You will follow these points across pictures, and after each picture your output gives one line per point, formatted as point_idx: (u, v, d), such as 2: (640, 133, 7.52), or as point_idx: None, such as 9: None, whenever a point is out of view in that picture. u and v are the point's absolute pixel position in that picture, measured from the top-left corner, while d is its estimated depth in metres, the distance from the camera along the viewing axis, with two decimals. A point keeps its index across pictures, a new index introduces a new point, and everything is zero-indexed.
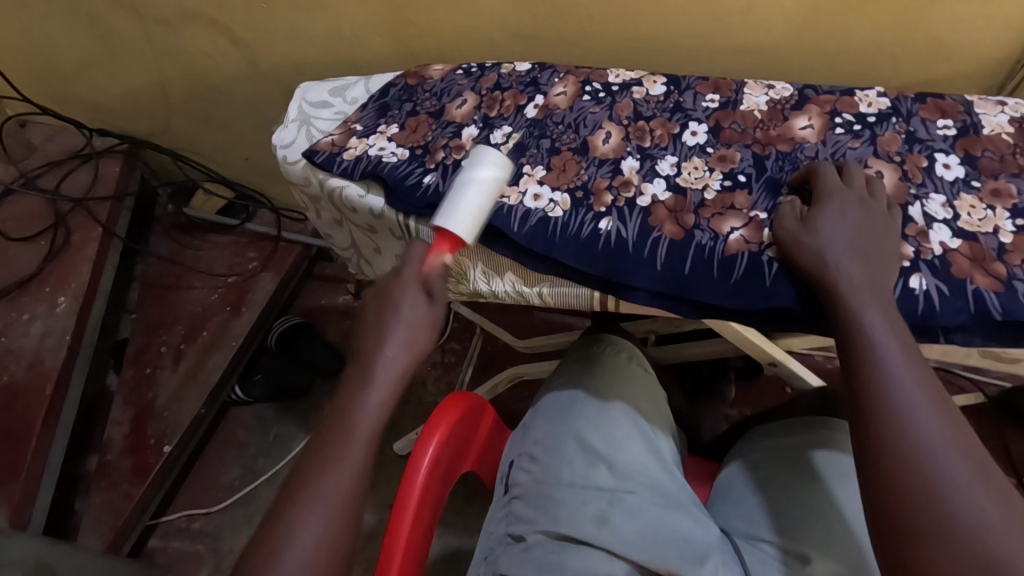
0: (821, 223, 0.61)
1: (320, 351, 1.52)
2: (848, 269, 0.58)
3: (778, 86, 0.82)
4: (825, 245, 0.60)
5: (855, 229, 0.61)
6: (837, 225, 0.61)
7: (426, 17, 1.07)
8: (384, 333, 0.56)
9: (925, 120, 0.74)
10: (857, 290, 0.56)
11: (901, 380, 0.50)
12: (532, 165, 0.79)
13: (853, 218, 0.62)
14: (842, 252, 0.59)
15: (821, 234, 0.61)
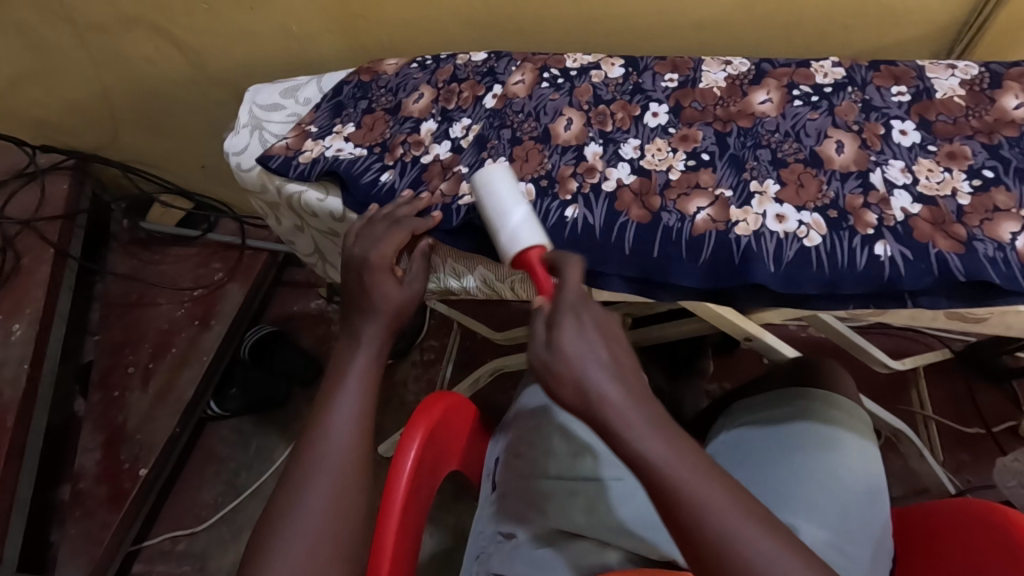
0: (564, 340, 0.50)
1: (295, 360, 1.50)
2: (609, 391, 0.47)
3: (735, 62, 0.82)
4: (578, 368, 0.48)
5: (598, 324, 0.51)
6: (583, 333, 0.50)
7: (376, 11, 1.03)
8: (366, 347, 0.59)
9: (880, 88, 0.75)
10: (628, 414, 0.47)
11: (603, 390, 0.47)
12: (494, 158, 0.77)
13: (590, 317, 0.51)
14: (598, 366, 0.48)
15: (572, 353, 0.49)
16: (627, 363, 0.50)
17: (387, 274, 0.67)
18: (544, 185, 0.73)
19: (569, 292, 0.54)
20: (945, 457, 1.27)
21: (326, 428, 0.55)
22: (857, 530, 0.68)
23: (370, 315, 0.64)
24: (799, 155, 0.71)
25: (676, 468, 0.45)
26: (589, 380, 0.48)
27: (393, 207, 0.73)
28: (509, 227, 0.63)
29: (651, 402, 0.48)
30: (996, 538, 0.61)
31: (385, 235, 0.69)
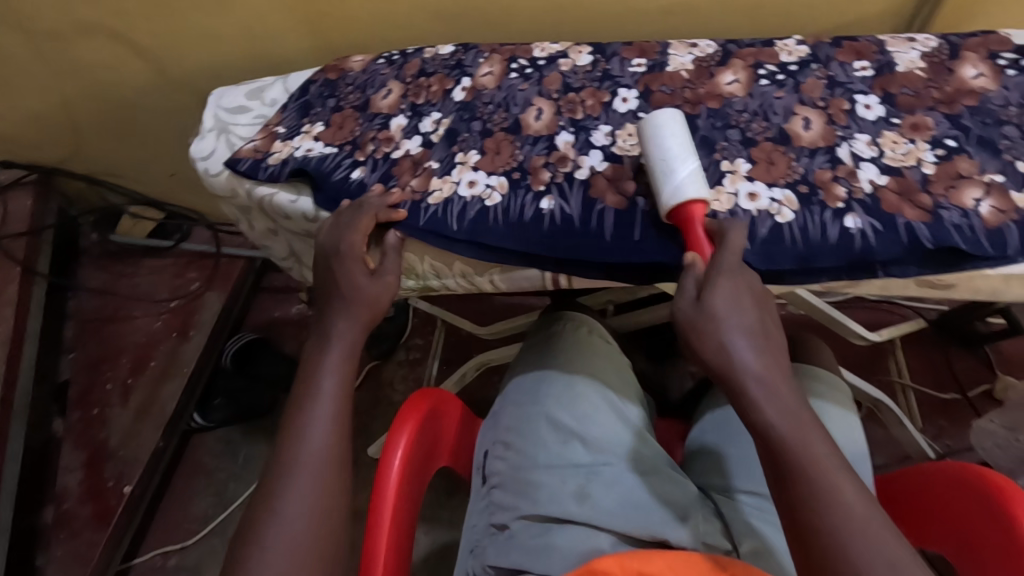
0: (717, 300, 0.54)
1: (277, 367, 1.47)
2: (748, 358, 0.53)
3: (701, 44, 0.82)
4: (722, 330, 0.53)
5: (747, 297, 0.55)
6: (734, 301, 0.54)
7: (341, 8, 1.02)
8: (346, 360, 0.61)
9: (843, 64, 0.76)
10: (765, 380, 0.52)
11: (743, 352, 0.53)
12: (465, 152, 0.77)
13: (739, 285, 0.56)
14: (742, 335, 0.53)
15: (713, 316, 0.54)
16: (769, 338, 0.54)
17: (358, 262, 0.67)
18: (517, 177, 0.73)
19: (727, 258, 0.57)
20: (925, 424, 1.30)
21: (303, 433, 0.55)
22: None
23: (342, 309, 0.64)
24: (768, 133, 0.71)
25: (801, 433, 0.50)
26: (729, 344, 0.53)
27: (368, 200, 0.73)
28: (671, 174, 0.63)
29: (779, 375, 0.53)
30: (980, 499, 0.62)
31: (355, 222, 0.69)
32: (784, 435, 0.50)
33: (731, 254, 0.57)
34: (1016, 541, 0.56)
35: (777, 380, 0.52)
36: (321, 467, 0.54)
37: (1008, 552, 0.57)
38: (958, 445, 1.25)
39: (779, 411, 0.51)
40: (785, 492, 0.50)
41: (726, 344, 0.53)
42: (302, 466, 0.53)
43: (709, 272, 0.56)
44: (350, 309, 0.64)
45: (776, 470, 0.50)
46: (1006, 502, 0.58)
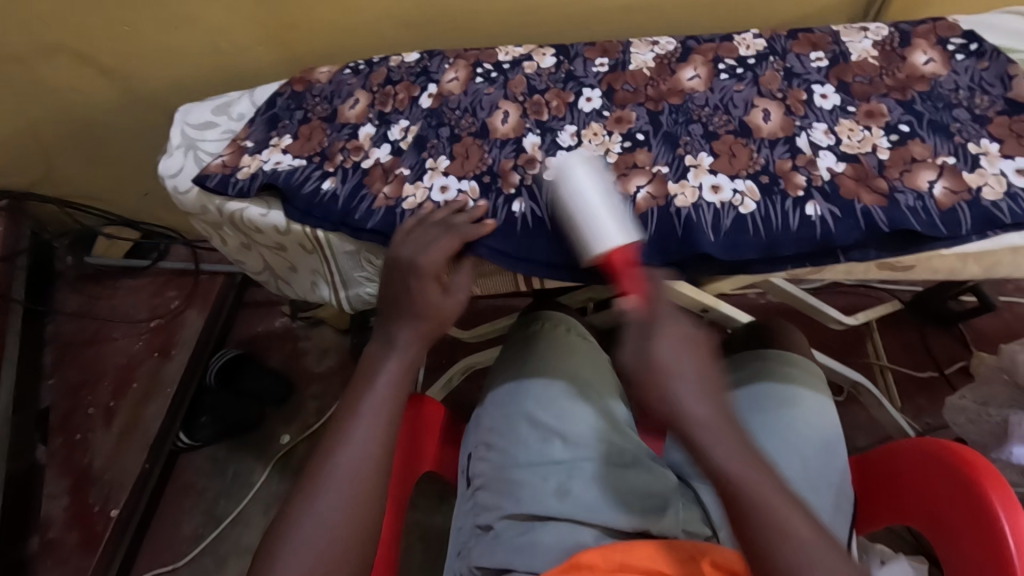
0: (658, 349, 0.53)
1: (263, 381, 1.47)
2: (695, 405, 0.52)
3: (662, 42, 0.84)
4: (666, 377, 0.53)
5: (687, 337, 0.55)
6: (675, 342, 0.54)
7: (307, 20, 1.02)
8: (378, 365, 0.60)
9: (799, 56, 0.78)
10: (711, 425, 0.52)
11: (688, 398, 0.52)
12: (434, 157, 0.77)
13: (680, 331, 0.55)
14: (685, 380, 0.53)
15: (656, 366, 0.53)
16: (710, 375, 0.54)
17: (434, 282, 0.64)
18: (486, 181, 0.74)
19: (657, 307, 0.57)
20: (905, 404, 1.32)
21: (340, 442, 0.55)
22: (819, 481, 0.71)
23: (407, 320, 0.63)
24: (729, 127, 0.73)
25: (753, 477, 0.49)
26: (670, 394, 0.52)
27: (439, 214, 0.69)
28: (591, 221, 0.60)
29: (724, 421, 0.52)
30: (949, 474, 0.64)
31: (437, 240, 0.66)
32: (737, 478, 0.50)
33: (665, 309, 0.57)
34: (985, 513, 0.58)
35: (720, 428, 0.51)
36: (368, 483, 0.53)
37: (974, 524, 0.60)
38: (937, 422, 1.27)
39: (725, 456, 0.51)
40: (742, 532, 0.49)
41: (667, 396, 0.52)
42: (345, 474, 0.53)
43: (647, 321, 0.56)
44: (411, 322, 0.62)
45: (733, 513, 0.50)
46: (975, 476, 0.60)
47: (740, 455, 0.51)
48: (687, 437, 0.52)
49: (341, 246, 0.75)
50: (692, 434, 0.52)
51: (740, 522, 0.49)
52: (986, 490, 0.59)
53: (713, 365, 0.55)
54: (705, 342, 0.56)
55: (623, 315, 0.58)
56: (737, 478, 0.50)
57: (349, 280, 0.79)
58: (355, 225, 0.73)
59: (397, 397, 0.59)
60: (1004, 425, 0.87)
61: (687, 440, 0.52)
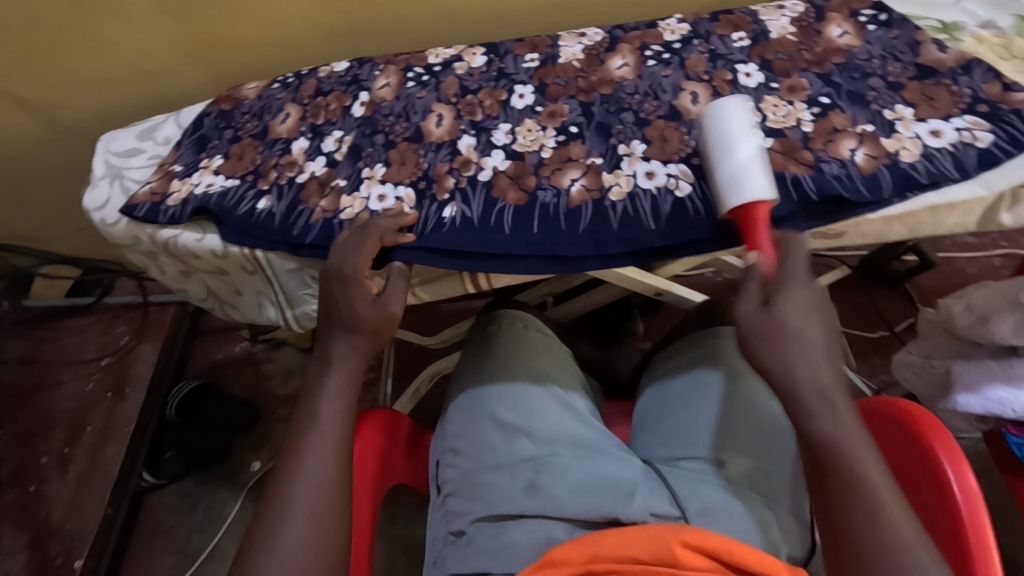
0: (787, 310, 0.53)
1: (228, 410, 1.41)
2: (809, 372, 0.51)
3: (589, 33, 0.84)
4: (791, 338, 0.52)
5: (812, 303, 0.54)
6: (806, 306, 0.53)
7: (231, 35, 0.99)
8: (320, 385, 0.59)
9: (722, 37, 0.80)
10: (827, 396, 0.50)
11: (798, 370, 0.51)
12: (370, 166, 0.76)
13: (810, 296, 0.54)
14: (806, 344, 0.51)
15: (786, 323, 0.52)
16: (829, 348, 0.53)
17: (362, 288, 0.62)
18: (423, 187, 0.73)
19: (790, 267, 0.56)
20: (861, 364, 1.37)
21: (294, 470, 0.54)
22: (779, 448, 0.72)
23: (341, 332, 0.61)
24: (660, 112, 0.74)
25: (859, 452, 0.49)
26: (786, 355, 0.51)
27: (374, 219, 0.68)
28: (736, 177, 0.61)
29: (836, 393, 0.51)
30: (892, 427, 0.65)
31: (358, 245, 0.65)
32: (847, 451, 0.49)
33: (801, 273, 0.56)
34: (928, 462, 0.61)
35: (841, 400, 0.50)
36: (329, 507, 0.52)
37: (918, 473, 0.62)
38: (892, 378, 1.32)
39: (833, 428, 0.49)
40: (833, 514, 0.49)
41: (783, 356, 0.51)
42: (304, 501, 0.52)
43: (776, 282, 0.55)
44: (348, 335, 0.61)
45: (827, 492, 0.49)
46: (919, 426, 0.62)
47: (850, 427, 0.50)
48: (796, 402, 0.51)
49: (283, 265, 0.73)
50: (801, 399, 0.51)
51: (835, 503, 0.49)
52: (930, 439, 0.61)
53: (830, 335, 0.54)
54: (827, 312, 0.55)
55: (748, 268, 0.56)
56: (845, 449, 0.49)
57: (295, 299, 0.77)
58: (294, 242, 0.71)
59: (343, 413, 0.57)
60: (947, 375, 0.91)
61: (797, 405, 0.51)
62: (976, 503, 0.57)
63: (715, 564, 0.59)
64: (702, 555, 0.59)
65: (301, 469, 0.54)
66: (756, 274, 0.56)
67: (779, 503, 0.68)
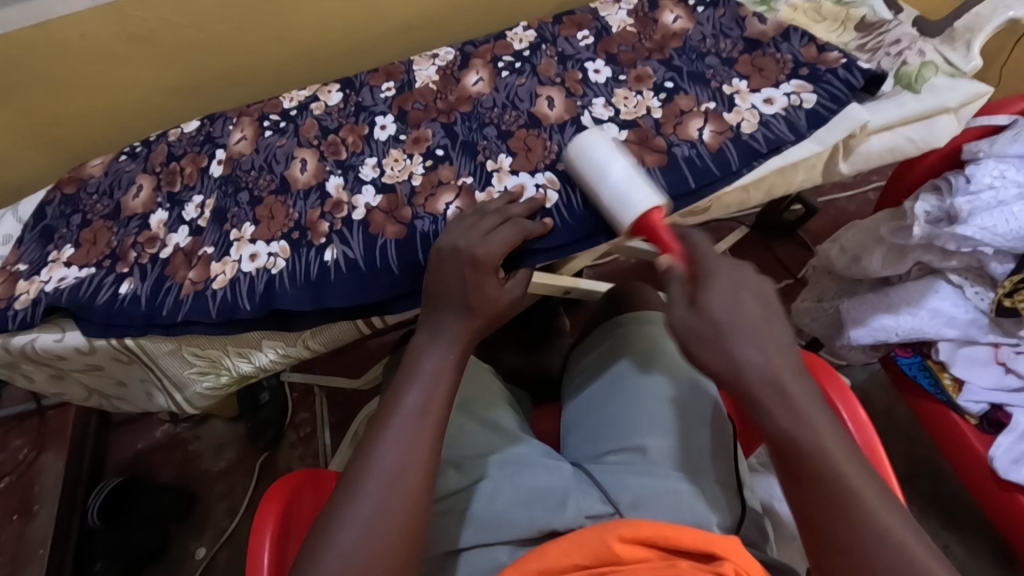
0: (713, 299, 0.48)
1: (157, 500, 1.26)
2: (755, 362, 0.46)
3: (441, 53, 0.84)
4: (730, 327, 0.47)
5: (744, 288, 0.49)
6: (729, 294, 0.48)
7: (65, 110, 0.92)
8: (415, 369, 0.56)
9: (568, 38, 0.81)
10: (779, 384, 0.45)
11: (754, 359, 0.46)
12: (238, 227, 0.72)
13: (741, 283, 0.49)
14: (747, 335, 0.46)
15: (721, 322, 0.47)
16: (777, 326, 0.48)
17: (491, 276, 0.58)
18: (297, 237, 0.70)
19: (710, 260, 0.51)
20: None
21: (375, 455, 0.51)
22: (697, 421, 0.72)
23: (435, 344, 0.57)
24: (520, 121, 0.75)
25: (819, 438, 0.44)
26: (730, 353, 0.46)
27: (506, 206, 0.65)
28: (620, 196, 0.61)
29: (786, 381, 0.45)
30: None
31: (496, 230, 0.62)
32: (811, 441, 0.44)
33: (683, 302, 0.49)
34: None
35: (793, 385, 0.45)
36: (403, 516, 0.49)
37: None
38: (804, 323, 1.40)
39: (789, 419, 0.45)
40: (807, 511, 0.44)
41: (726, 354, 0.46)
42: (375, 492, 0.49)
43: (700, 285, 0.50)
44: (463, 317, 0.57)
45: (797, 484, 0.44)
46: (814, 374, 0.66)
47: (806, 416, 0.45)
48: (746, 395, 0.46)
49: (158, 348, 0.68)
50: (752, 393, 0.45)
51: (811, 498, 0.44)
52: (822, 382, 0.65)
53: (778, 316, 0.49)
54: (762, 291, 0.50)
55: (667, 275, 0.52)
56: (807, 439, 0.44)
57: (181, 380, 0.72)
58: (166, 323, 0.67)
59: (434, 405, 0.54)
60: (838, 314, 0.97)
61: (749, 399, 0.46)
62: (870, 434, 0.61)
63: (659, 556, 0.55)
64: (644, 546, 0.55)
65: (368, 476, 0.50)
66: (678, 279, 0.51)
67: (705, 477, 0.68)
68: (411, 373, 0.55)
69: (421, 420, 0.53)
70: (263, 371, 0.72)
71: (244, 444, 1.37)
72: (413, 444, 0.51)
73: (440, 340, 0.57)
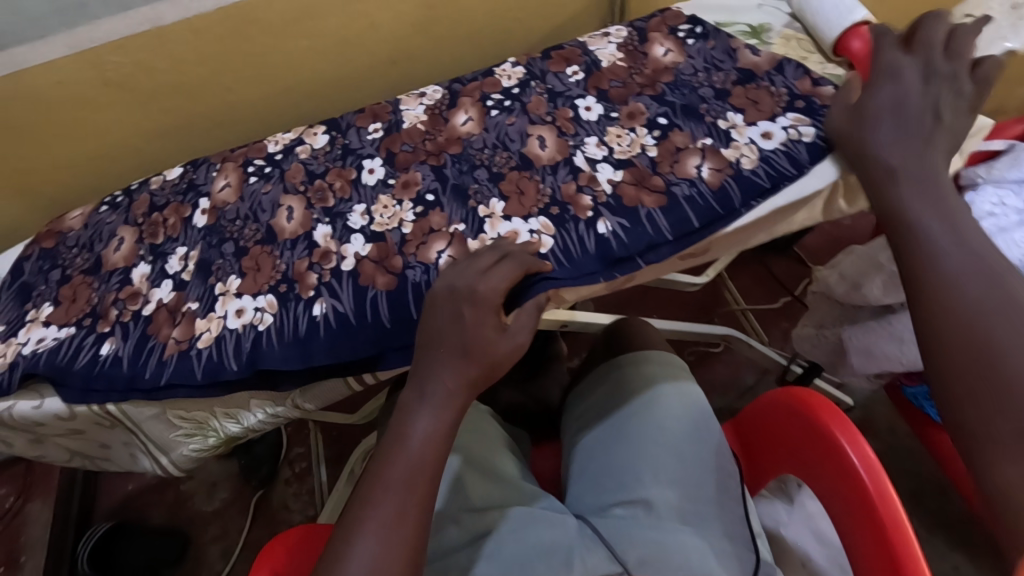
0: (871, 102, 0.61)
1: (151, 545, 1.22)
2: (892, 151, 0.57)
3: (429, 92, 0.83)
4: (867, 132, 0.60)
5: (888, 94, 0.60)
6: (872, 118, 0.60)
7: (40, 157, 0.89)
8: (406, 429, 0.53)
9: (557, 74, 0.80)
10: (898, 167, 0.56)
11: (882, 145, 0.58)
12: (223, 280, 0.70)
13: (902, 83, 0.60)
14: (886, 130, 0.58)
15: (870, 117, 0.60)
16: (910, 123, 0.57)
17: (492, 314, 0.55)
18: (284, 290, 0.67)
19: (878, 80, 0.62)
20: (773, 333, 1.43)
21: (364, 528, 0.49)
22: (703, 469, 0.70)
23: (421, 406, 0.54)
24: (511, 163, 0.73)
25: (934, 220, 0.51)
26: (865, 139, 0.60)
27: (507, 246, 0.62)
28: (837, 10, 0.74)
29: (938, 170, 0.54)
30: (800, 418, 0.70)
31: (496, 267, 0.59)
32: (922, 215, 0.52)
33: (938, 51, 0.60)
34: (834, 446, 0.64)
35: (926, 179, 0.54)
36: None
37: (828, 458, 0.66)
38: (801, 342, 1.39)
39: (939, 221, 0.51)
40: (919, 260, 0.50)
41: (863, 140, 0.60)
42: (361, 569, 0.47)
43: (871, 85, 0.62)
44: (459, 364, 0.54)
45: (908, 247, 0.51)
46: (821, 417, 0.66)
47: (952, 216, 0.50)
48: (870, 172, 0.58)
49: (141, 412, 0.66)
50: (875, 173, 0.57)
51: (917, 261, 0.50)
52: (830, 426, 0.65)
53: (932, 129, 0.57)
54: (920, 117, 0.58)
55: (845, 90, 0.65)
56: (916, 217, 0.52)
57: (166, 444, 0.70)
58: (148, 386, 0.64)
59: (423, 470, 0.51)
60: (840, 342, 0.95)
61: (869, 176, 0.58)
62: (885, 484, 0.59)
63: None
64: None
65: (352, 556, 0.47)
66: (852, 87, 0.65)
67: (710, 530, 0.66)
68: (404, 433, 0.53)
69: (410, 490, 0.50)
70: (252, 431, 0.69)
71: (237, 481, 1.33)
72: (400, 519, 0.49)
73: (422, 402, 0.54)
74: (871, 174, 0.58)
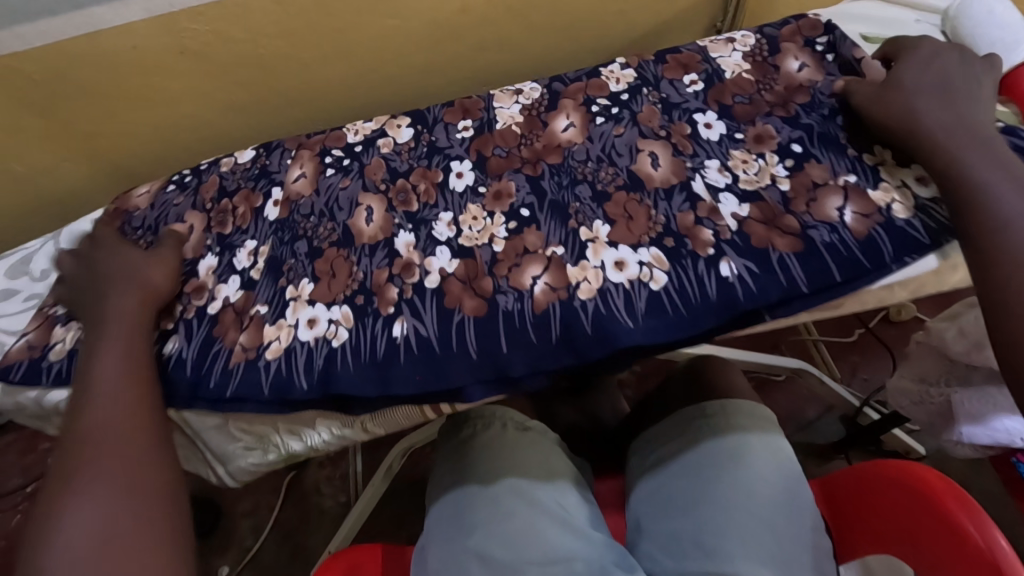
0: (904, 75, 0.61)
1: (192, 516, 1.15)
2: (936, 117, 0.57)
3: (526, 89, 0.75)
4: (907, 100, 0.59)
5: (925, 70, 0.61)
6: (911, 90, 0.60)
7: (110, 124, 0.85)
8: (91, 375, 0.55)
9: (673, 82, 0.71)
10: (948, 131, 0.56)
11: (927, 112, 0.58)
12: (295, 283, 0.64)
13: (934, 61, 0.62)
14: (927, 100, 0.58)
15: (907, 88, 0.60)
16: (945, 94, 0.59)
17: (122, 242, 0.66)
18: (361, 302, 0.62)
19: (911, 61, 0.62)
20: (844, 369, 1.33)
21: (85, 453, 0.51)
22: (792, 541, 0.63)
23: (109, 342, 0.57)
24: (618, 181, 0.65)
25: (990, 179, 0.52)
26: (907, 106, 0.59)
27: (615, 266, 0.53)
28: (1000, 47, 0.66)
29: (984, 135, 0.56)
30: (918, 501, 0.60)
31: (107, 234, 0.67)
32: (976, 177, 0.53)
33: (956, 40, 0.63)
34: (967, 543, 0.55)
35: (974, 144, 0.55)
36: (140, 489, 0.50)
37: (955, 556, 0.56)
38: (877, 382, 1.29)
39: (1007, 183, 0.52)
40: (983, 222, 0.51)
41: (905, 106, 0.59)
42: (97, 483, 0.49)
43: (900, 63, 0.63)
44: (129, 290, 0.61)
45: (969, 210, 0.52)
46: (952, 507, 0.57)
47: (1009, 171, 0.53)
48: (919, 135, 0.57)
49: (203, 423, 0.62)
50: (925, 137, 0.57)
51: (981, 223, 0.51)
52: (963, 519, 0.56)
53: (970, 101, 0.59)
54: (954, 90, 0.59)
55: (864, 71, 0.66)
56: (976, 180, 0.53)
57: (225, 455, 0.65)
58: (212, 397, 0.59)
59: (131, 383, 0.55)
60: (947, 404, 0.85)
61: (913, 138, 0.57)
62: None
63: None
64: None
65: (79, 483, 0.49)
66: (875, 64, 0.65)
67: None
68: (95, 365, 0.56)
69: (120, 409, 0.53)
70: (315, 451, 0.65)
71: None
72: (125, 434, 0.52)
73: (100, 387, 0.54)
74: (924, 135, 0.57)
